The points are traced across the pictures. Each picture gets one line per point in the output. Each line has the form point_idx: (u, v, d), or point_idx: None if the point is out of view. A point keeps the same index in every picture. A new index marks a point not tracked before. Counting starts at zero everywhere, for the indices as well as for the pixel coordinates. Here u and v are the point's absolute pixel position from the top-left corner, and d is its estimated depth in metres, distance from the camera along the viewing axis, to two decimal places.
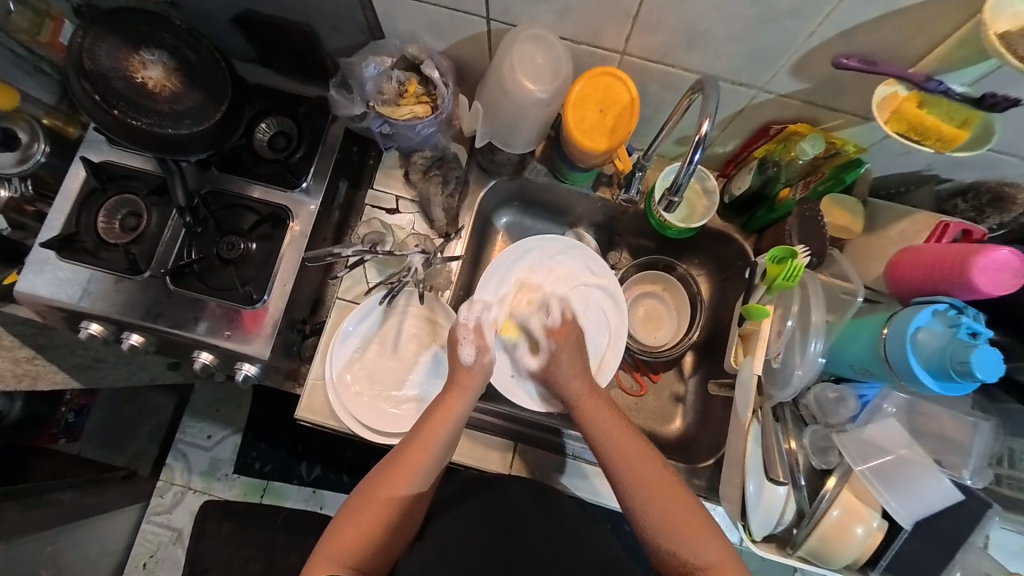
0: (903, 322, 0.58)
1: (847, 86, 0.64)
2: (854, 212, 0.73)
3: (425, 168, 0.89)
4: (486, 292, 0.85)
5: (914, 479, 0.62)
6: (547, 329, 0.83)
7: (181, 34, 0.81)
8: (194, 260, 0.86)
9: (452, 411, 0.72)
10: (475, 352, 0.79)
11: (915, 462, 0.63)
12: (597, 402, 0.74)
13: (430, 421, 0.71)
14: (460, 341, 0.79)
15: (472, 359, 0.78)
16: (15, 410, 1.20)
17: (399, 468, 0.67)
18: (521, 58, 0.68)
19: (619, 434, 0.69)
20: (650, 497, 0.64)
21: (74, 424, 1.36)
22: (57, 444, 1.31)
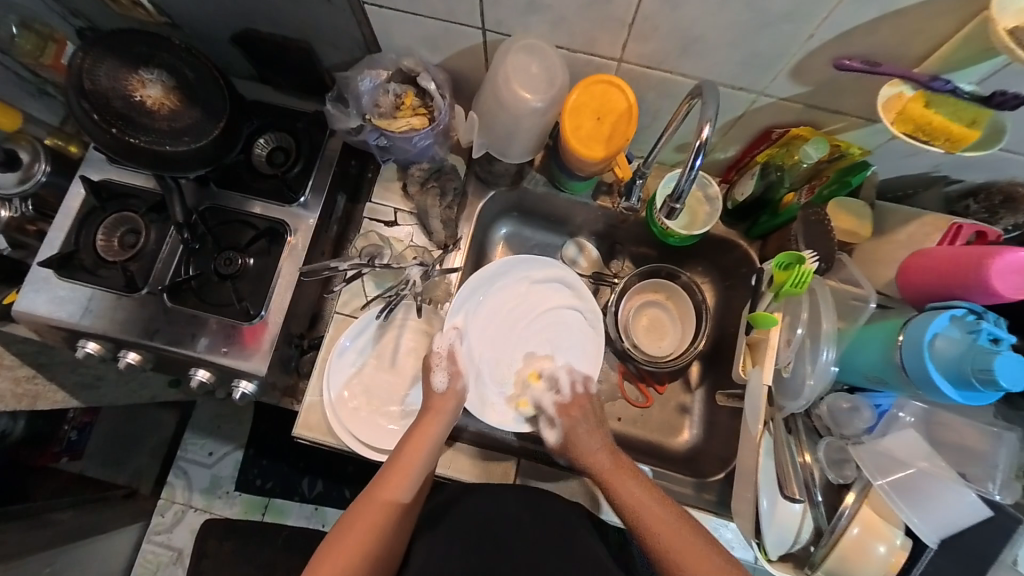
0: (918, 329, 0.55)
1: (848, 88, 0.63)
2: (859, 216, 0.71)
3: (422, 180, 0.88)
4: (459, 319, 0.83)
5: (936, 493, 0.59)
6: (557, 405, 0.81)
7: (180, 53, 0.82)
8: (191, 276, 0.85)
9: (428, 434, 0.73)
10: (447, 378, 0.79)
11: (938, 475, 0.59)
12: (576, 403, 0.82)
13: (408, 445, 0.71)
14: (432, 368, 0.79)
15: (444, 385, 0.78)
16: (17, 426, 1.09)
17: (386, 483, 0.68)
18: (516, 68, 0.68)
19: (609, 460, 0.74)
20: (671, 533, 0.65)
21: (77, 442, 1.27)
22: (59, 462, 1.23)
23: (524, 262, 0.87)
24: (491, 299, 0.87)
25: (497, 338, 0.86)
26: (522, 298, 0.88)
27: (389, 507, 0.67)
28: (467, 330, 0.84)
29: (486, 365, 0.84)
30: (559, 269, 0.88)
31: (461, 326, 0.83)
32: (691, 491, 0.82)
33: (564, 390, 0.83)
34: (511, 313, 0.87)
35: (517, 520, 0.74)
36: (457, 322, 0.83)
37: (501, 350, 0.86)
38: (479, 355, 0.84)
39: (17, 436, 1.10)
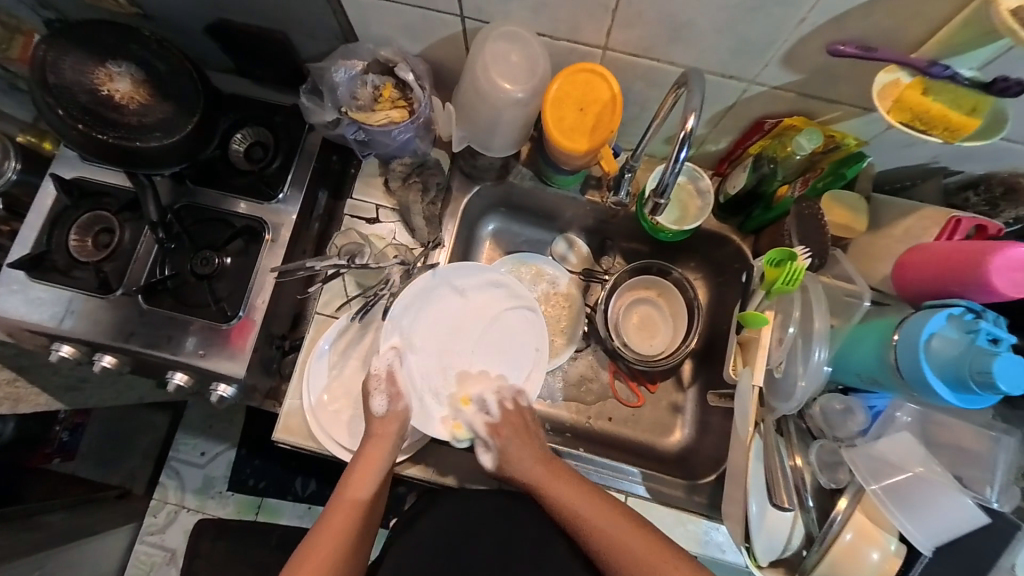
0: (913, 329, 0.53)
1: (843, 76, 0.60)
2: (855, 211, 0.68)
3: (405, 175, 0.85)
4: (400, 341, 0.80)
5: (932, 499, 0.57)
6: (492, 425, 0.77)
7: (149, 44, 0.79)
8: (167, 276, 0.83)
9: (381, 450, 0.71)
10: (388, 400, 0.75)
11: (933, 480, 0.57)
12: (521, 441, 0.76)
13: (357, 466, 0.70)
14: (371, 392, 0.75)
15: (384, 408, 0.74)
16: (7, 428, 1.14)
17: (352, 482, 0.69)
18: (495, 57, 0.65)
19: (578, 496, 0.70)
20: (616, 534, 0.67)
21: (68, 442, 1.32)
22: (51, 463, 1.28)
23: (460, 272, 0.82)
24: (431, 311, 0.82)
25: (441, 356, 0.82)
26: (461, 308, 0.83)
27: (341, 528, 0.66)
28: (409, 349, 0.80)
29: (436, 382, 0.80)
30: (495, 273, 0.84)
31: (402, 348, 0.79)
32: (684, 493, 0.80)
33: (494, 410, 0.79)
34: (450, 325, 0.83)
35: (500, 523, 0.76)
36: (397, 342, 0.79)
37: (449, 367, 0.82)
38: (427, 375, 0.80)
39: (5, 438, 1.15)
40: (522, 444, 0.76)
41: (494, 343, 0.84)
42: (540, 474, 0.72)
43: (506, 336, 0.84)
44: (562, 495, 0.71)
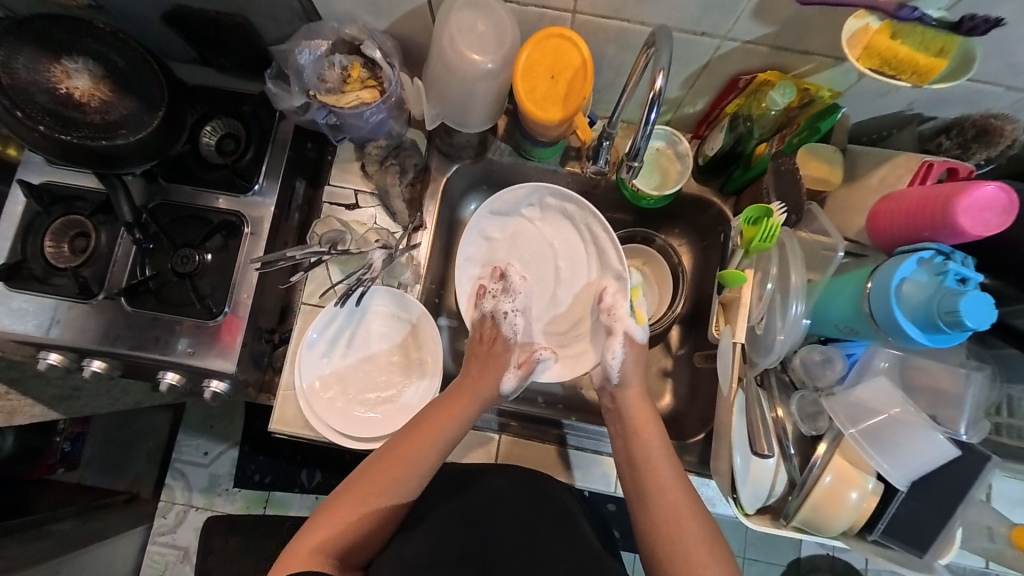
0: (886, 275, 0.54)
1: (813, 26, 0.59)
2: (832, 162, 0.69)
3: (381, 158, 0.84)
4: (493, 228, 0.89)
5: (909, 439, 0.58)
6: (629, 337, 0.80)
7: (105, 37, 0.76)
8: (148, 277, 0.82)
9: (443, 427, 0.71)
10: (514, 383, 0.79)
11: (907, 421, 0.59)
12: (644, 423, 0.74)
13: (406, 448, 0.67)
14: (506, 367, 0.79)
15: (511, 388, 0.78)
16: (7, 444, 1.12)
17: (399, 462, 0.66)
18: (461, 28, 0.63)
19: (668, 481, 0.67)
20: (659, 480, 0.67)
21: (72, 452, 1.28)
22: (55, 474, 1.26)
23: (559, 193, 0.85)
24: (526, 228, 0.89)
25: (573, 320, 0.87)
26: (551, 232, 0.89)
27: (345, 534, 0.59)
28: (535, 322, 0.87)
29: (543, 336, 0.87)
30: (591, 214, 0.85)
31: (490, 239, 0.89)
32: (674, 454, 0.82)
33: (618, 337, 0.80)
34: (535, 241, 0.89)
35: (514, 507, 0.72)
36: (491, 235, 0.89)
37: (527, 276, 0.89)
38: (523, 278, 0.87)
39: (7, 452, 1.13)
40: (648, 434, 0.73)
41: (567, 293, 0.88)
42: (660, 462, 0.69)
43: (585, 294, 0.88)
44: (650, 480, 0.68)
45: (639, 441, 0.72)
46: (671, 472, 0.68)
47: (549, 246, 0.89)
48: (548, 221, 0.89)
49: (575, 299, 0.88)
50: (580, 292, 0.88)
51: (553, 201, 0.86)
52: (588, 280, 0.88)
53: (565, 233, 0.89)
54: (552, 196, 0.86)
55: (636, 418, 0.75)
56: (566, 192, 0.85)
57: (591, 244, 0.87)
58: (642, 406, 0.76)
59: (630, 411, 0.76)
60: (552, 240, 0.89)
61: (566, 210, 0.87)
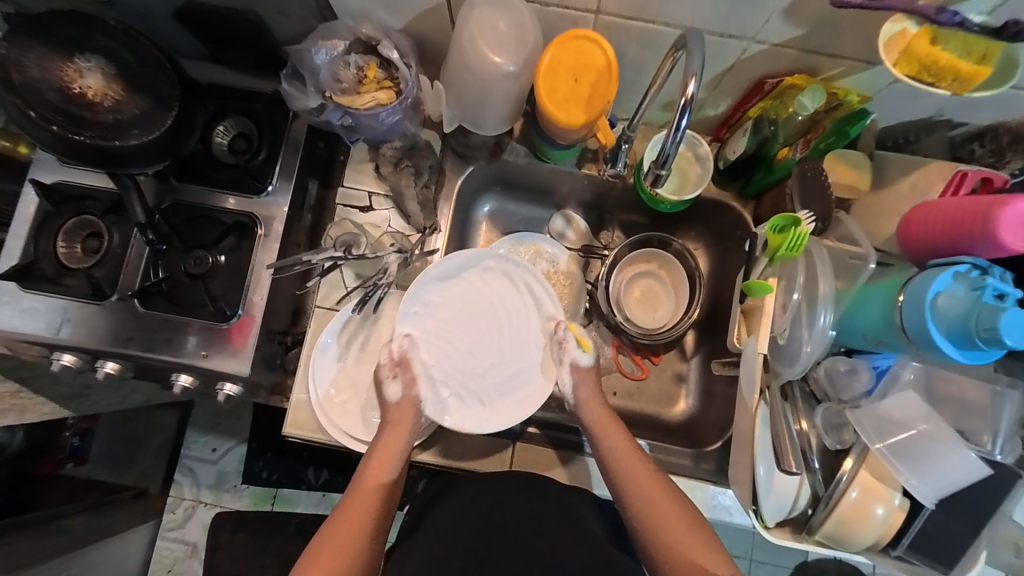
0: (920, 287, 0.53)
1: (847, 28, 0.57)
2: (858, 167, 0.67)
3: (396, 159, 0.83)
4: (432, 294, 0.80)
5: (940, 456, 0.58)
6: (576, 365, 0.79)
7: (116, 34, 0.74)
8: (161, 279, 0.81)
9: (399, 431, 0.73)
10: (402, 388, 0.76)
11: (936, 437, 0.58)
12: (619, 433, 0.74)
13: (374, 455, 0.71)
14: (384, 379, 0.76)
15: (399, 395, 0.75)
16: (17, 439, 1.00)
17: (369, 469, 0.70)
18: (482, 28, 0.62)
19: (641, 469, 0.71)
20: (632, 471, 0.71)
21: (80, 447, 1.19)
22: (64, 469, 1.16)
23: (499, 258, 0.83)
24: (463, 294, 0.82)
25: (513, 373, 0.80)
26: (488, 294, 0.83)
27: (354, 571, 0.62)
28: (467, 383, 0.80)
29: (486, 388, 0.79)
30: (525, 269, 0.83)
31: (428, 305, 0.80)
32: (690, 462, 0.82)
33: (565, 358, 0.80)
34: (474, 305, 0.82)
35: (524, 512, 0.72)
36: (430, 301, 0.80)
37: (468, 344, 0.81)
38: (434, 336, 0.80)
39: (17, 448, 1.01)
40: (610, 432, 0.74)
41: (511, 341, 0.82)
42: (628, 455, 0.72)
43: (536, 341, 0.83)
44: (625, 475, 0.71)
45: (607, 442, 0.74)
46: (646, 470, 0.71)
47: (489, 310, 0.83)
48: (487, 284, 0.83)
49: (518, 351, 0.82)
50: (525, 342, 0.82)
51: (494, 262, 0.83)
52: (529, 332, 0.83)
53: (507, 292, 0.83)
54: (489, 259, 0.82)
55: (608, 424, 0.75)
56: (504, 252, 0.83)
57: (530, 300, 0.83)
58: (600, 411, 0.77)
59: (590, 419, 0.76)
60: (492, 302, 0.83)
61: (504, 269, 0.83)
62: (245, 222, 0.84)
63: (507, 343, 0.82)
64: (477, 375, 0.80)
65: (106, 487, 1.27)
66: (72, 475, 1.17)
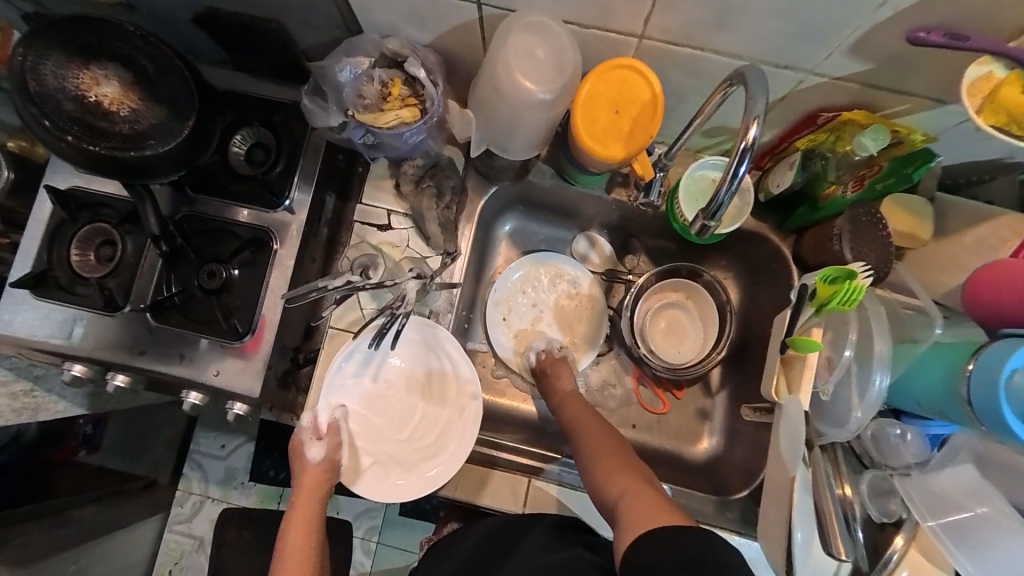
0: (993, 360, 0.48)
1: (921, 65, 0.52)
2: (920, 214, 0.63)
3: (417, 178, 0.80)
4: (356, 362, 0.77)
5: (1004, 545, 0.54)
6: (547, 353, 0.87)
7: (135, 41, 0.72)
8: (174, 293, 0.79)
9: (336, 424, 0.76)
10: (323, 450, 0.74)
11: (1001, 524, 0.54)
12: (611, 446, 0.71)
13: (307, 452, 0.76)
14: (305, 441, 0.74)
15: (320, 456, 0.74)
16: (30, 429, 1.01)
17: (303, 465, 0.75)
18: (518, 51, 0.57)
19: (592, 428, 0.75)
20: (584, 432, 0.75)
21: (93, 436, 1.20)
22: (77, 455, 1.17)
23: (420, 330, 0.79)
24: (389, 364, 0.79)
25: (435, 445, 0.77)
26: (413, 364, 0.80)
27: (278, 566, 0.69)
28: (384, 452, 0.77)
29: (407, 456, 0.76)
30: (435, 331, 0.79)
31: (352, 374, 0.77)
32: (714, 509, 0.78)
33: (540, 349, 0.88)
34: (400, 376, 0.80)
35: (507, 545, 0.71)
36: (356, 369, 0.77)
37: (392, 414, 0.79)
38: (361, 402, 0.78)
39: (30, 437, 1.03)
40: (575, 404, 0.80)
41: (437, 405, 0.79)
42: (584, 417, 0.77)
43: (458, 412, 0.78)
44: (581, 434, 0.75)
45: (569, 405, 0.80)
46: (601, 433, 0.74)
47: (414, 380, 0.80)
48: (411, 355, 0.80)
49: (439, 420, 0.78)
50: (447, 406, 0.79)
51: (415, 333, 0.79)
52: (452, 404, 0.79)
53: (430, 362, 0.80)
54: (411, 329, 0.79)
55: (601, 453, 0.70)
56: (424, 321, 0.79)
57: (451, 369, 0.79)
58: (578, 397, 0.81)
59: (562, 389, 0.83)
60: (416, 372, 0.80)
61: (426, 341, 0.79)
62: (260, 233, 0.82)
63: (429, 414, 0.79)
64: (404, 441, 0.77)
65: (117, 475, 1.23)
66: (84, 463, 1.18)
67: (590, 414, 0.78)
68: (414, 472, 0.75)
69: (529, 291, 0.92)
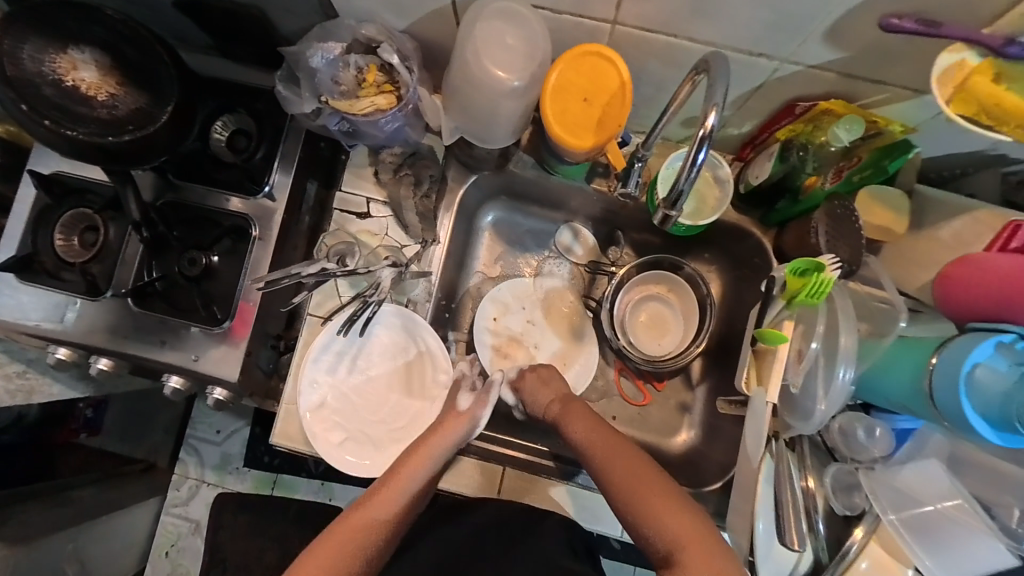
0: (957, 354, 0.48)
1: (897, 54, 0.51)
2: (897, 210, 0.63)
3: (396, 166, 0.80)
4: (342, 340, 0.78)
5: (957, 542, 0.55)
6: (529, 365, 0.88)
7: (113, 24, 0.71)
8: (155, 279, 0.79)
9: (429, 451, 0.70)
10: (471, 401, 0.77)
11: (955, 518, 0.55)
12: (656, 487, 0.60)
13: (410, 460, 0.69)
14: (459, 390, 0.78)
15: (466, 406, 0.76)
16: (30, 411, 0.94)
17: (397, 472, 0.68)
18: (488, 38, 0.57)
19: (613, 450, 0.65)
20: (606, 457, 0.65)
21: (93, 418, 1.11)
22: (77, 438, 1.09)
23: (405, 320, 0.79)
24: (369, 346, 0.80)
25: (402, 430, 0.79)
26: (392, 352, 0.80)
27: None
28: (353, 434, 0.77)
29: (378, 436, 0.77)
30: (414, 320, 0.79)
31: (337, 350, 0.78)
32: None
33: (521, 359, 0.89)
34: (381, 362, 0.80)
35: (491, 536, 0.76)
36: (340, 347, 0.78)
37: (367, 396, 0.79)
38: (344, 383, 0.78)
39: (32, 419, 0.95)
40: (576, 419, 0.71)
41: (414, 392, 0.80)
42: (598, 440, 0.67)
43: (430, 400, 0.80)
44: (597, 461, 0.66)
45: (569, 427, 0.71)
46: (623, 453, 0.64)
47: (392, 367, 0.80)
48: (391, 343, 0.80)
49: (410, 406, 0.80)
50: (422, 393, 0.80)
51: (397, 322, 0.80)
52: (425, 394, 0.80)
53: (410, 351, 0.80)
54: (394, 317, 0.79)
55: (637, 488, 0.60)
56: (407, 312, 0.79)
57: (427, 359, 0.80)
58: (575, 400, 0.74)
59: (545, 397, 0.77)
60: (395, 358, 0.80)
61: (405, 330, 0.80)
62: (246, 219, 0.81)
63: (402, 400, 0.80)
64: (450, 411, 0.75)
65: (114, 458, 1.15)
66: (84, 446, 1.09)
67: (612, 436, 0.67)
68: (383, 454, 0.77)
69: (514, 293, 0.91)
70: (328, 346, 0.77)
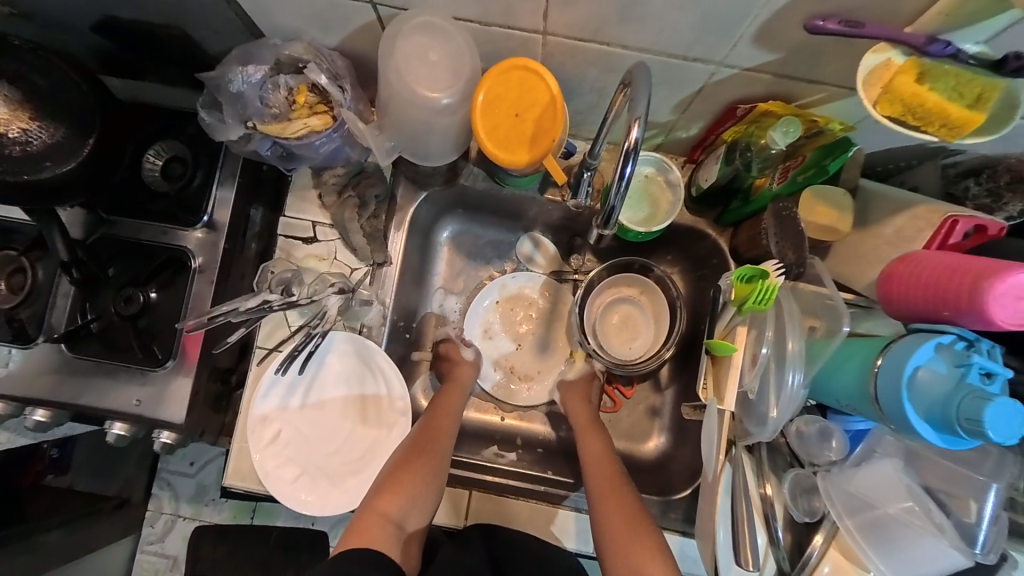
0: (898, 357, 0.48)
1: (827, 54, 0.50)
2: (839, 206, 0.62)
3: (340, 188, 0.77)
4: (292, 369, 0.75)
5: (909, 543, 0.55)
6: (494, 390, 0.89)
7: (23, 54, 0.66)
8: (88, 321, 0.75)
9: (452, 406, 0.79)
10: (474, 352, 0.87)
11: (912, 523, 0.55)
12: (630, 518, 0.67)
13: (439, 410, 0.77)
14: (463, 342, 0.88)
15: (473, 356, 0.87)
16: None
17: (436, 418, 0.76)
18: (410, 54, 0.55)
19: (605, 479, 0.71)
20: (604, 484, 0.71)
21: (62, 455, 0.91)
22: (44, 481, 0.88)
23: (355, 344, 0.76)
24: (320, 373, 0.77)
25: (357, 462, 0.75)
26: (344, 378, 0.77)
27: (384, 541, 0.62)
28: (306, 468, 0.74)
29: (332, 469, 0.74)
30: (365, 344, 0.76)
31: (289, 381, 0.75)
32: (659, 511, 0.77)
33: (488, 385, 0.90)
34: (334, 389, 0.77)
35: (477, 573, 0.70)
36: (293, 377, 0.75)
37: (320, 426, 0.76)
38: (293, 415, 0.75)
39: None
40: (587, 437, 0.78)
41: (371, 419, 0.77)
42: (599, 465, 0.73)
43: (386, 425, 0.77)
44: (596, 485, 0.71)
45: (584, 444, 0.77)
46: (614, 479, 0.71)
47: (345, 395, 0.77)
48: (344, 370, 0.78)
49: (365, 435, 0.77)
50: (380, 420, 0.77)
51: (347, 346, 0.77)
52: (379, 420, 0.77)
53: (364, 376, 0.78)
54: (344, 341, 0.77)
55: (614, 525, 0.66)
56: (356, 336, 0.76)
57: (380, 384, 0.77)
58: (585, 414, 0.81)
59: (576, 417, 0.81)
60: (347, 384, 0.78)
61: (354, 354, 0.77)
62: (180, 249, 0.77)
63: (356, 430, 0.77)
64: (458, 368, 0.84)
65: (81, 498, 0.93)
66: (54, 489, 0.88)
67: (606, 458, 0.74)
68: (335, 488, 0.73)
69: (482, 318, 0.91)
70: (274, 382, 0.74)
